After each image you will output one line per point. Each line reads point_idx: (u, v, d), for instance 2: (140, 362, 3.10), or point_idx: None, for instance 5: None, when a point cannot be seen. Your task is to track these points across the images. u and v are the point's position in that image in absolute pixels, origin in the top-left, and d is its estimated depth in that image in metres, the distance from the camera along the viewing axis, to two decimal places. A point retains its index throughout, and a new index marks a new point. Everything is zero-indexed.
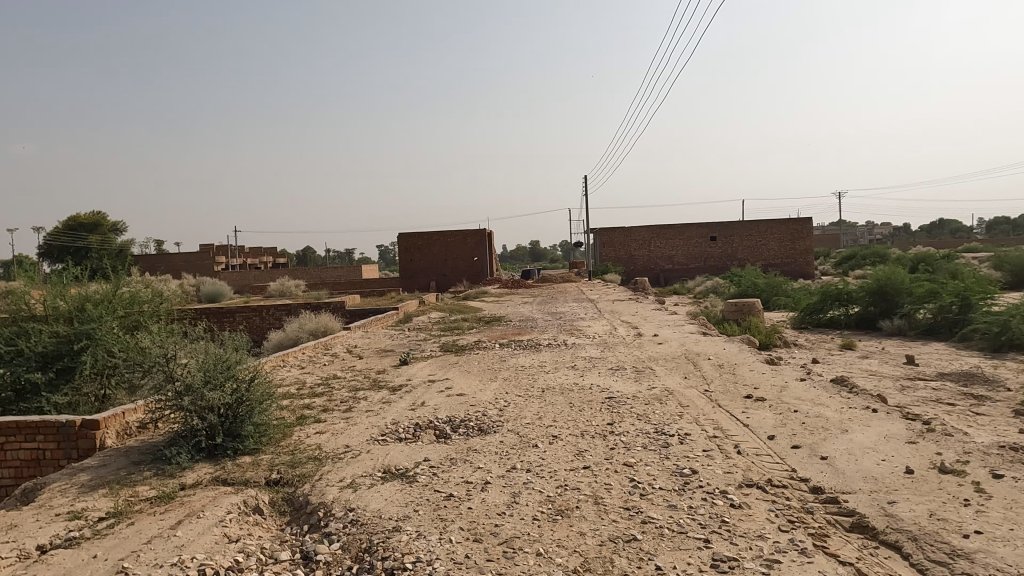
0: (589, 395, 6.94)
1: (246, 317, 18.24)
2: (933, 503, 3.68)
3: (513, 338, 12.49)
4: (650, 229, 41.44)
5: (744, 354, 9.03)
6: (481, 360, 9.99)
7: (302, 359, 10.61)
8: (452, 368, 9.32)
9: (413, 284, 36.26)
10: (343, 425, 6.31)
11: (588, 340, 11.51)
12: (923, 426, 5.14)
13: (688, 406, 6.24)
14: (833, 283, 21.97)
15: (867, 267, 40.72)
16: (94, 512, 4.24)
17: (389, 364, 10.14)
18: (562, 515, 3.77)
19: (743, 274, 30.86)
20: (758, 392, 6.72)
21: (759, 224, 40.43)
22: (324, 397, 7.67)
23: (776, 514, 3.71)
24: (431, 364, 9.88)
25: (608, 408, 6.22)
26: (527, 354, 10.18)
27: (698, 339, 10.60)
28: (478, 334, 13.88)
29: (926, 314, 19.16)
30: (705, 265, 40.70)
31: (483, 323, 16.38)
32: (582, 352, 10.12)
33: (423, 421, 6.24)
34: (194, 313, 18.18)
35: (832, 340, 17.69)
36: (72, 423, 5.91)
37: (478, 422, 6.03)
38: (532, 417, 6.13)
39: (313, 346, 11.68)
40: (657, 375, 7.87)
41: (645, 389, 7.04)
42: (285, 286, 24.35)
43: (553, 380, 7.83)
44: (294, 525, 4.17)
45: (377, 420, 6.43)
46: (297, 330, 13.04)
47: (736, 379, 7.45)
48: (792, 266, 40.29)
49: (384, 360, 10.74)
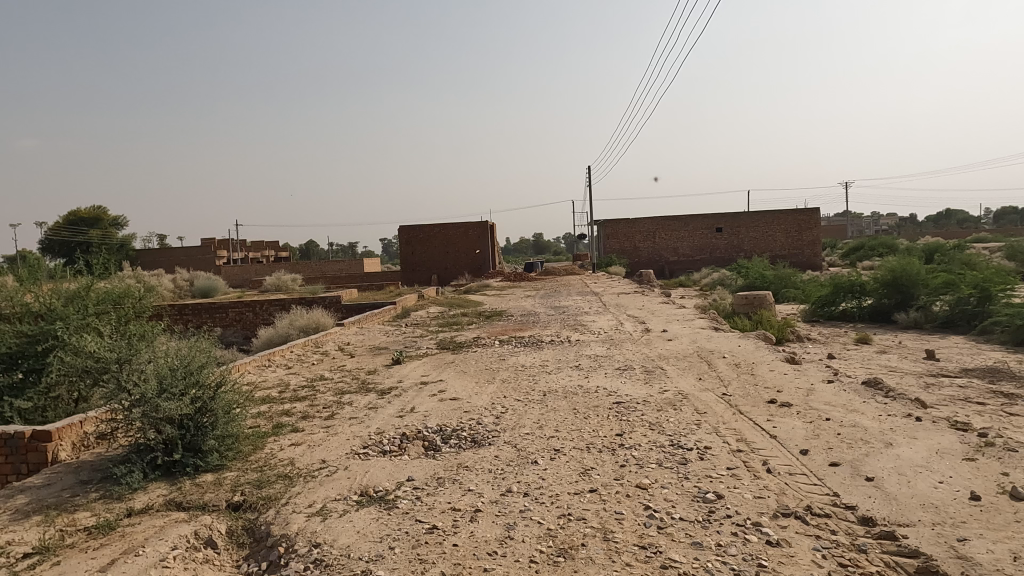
0: (595, 399, 6.31)
1: (239, 312, 17.69)
2: (1014, 543, 3.04)
3: (514, 335, 11.85)
4: (654, 220, 40.65)
5: (762, 352, 8.38)
6: (479, 358, 9.36)
7: (290, 358, 10.02)
8: (447, 368, 8.68)
9: (414, 277, 35.70)
10: (322, 435, 5.69)
11: (592, 337, 10.85)
12: (979, 439, 4.48)
13: (706, 413, 5.59)
14: (846, 274, 21.24)
15: (876, 259, 39.95)
16: (18, 548, 3.63)
17: (382, 364, 9.54)
18: (565, 556, 3.14)
19: (751, 266, 30.11)
20: (782, 396, 6.06)
21: (766, 215, 39.68)
22: (307, 401, 7.06)
23: (823, 555, 3.07)
24: (426, 363, 9.27)
25: (616, 417, 5.58)
26: (528, 352, 9.55)
27: (710, 336, 9.93)
28: (478, 330, 13.24)
29: (943, 306, 18.44)
30: (711, 257, 39.94)
31: (483, 318, 15.74)
32: (587, 349, 9.48)
33: (411, 431, 5.62)
34: (185, 310, 17.61)
35: (847, 334, 16.99)
36: (21, 434, 5.29)
37: (471, 433, 5.41)
38: (531, 426, 5.50)
39: (302, 344, 11.08)
40: (668, 376, 7.22)
41: (656, 393, 6.40)
42: (282, 280, 23.76)
43: (555, 382, 7.20)
44: (251, 562, 3.55)
45: (360, 429, 5.80)
46: (287, 326, 12.46)
47: (756, 380, 6.80)
48: (800, 257, 39.51)
49: (377, 359, 10.12)
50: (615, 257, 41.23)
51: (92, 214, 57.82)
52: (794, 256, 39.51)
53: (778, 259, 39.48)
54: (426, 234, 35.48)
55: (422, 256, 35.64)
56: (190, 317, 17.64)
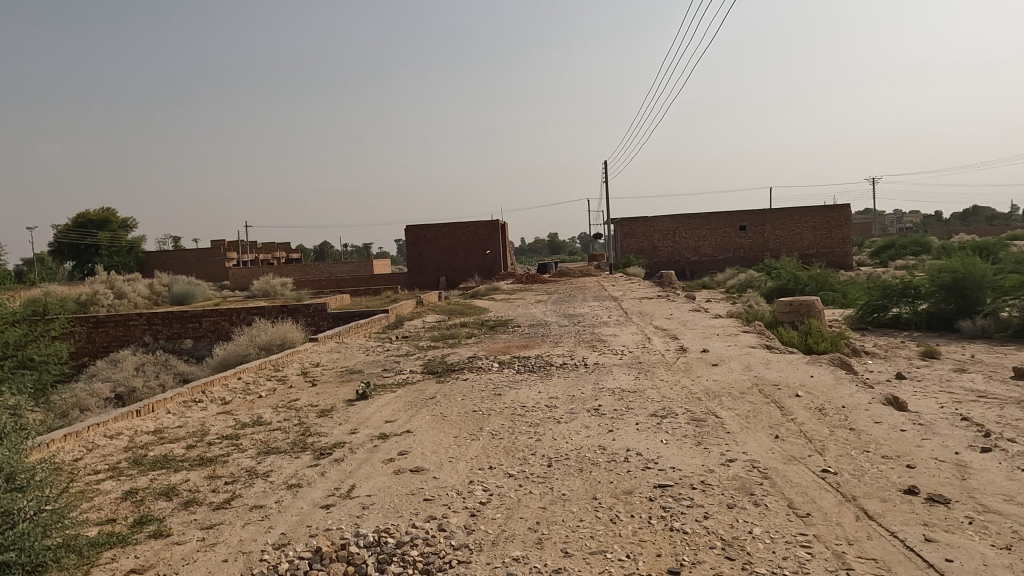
0: (625, 478, 4.14)
1: (214, 321, 15.77)
2: None
3: (517, 354, 9.68)
4: (674, 218, 38.23)
5: (849, 390, 6.14)
6: (467, 392, 7.19)
7: (235, 389, 7.97)
8: (422, 408, 6.52)
9: (422, 279, 33.75)
10: (193, 546, 3.57)
11: (614, 359, 8.64)
12: None
13: (812, 519, 3.39)
14: (896, 277, 18.80)
15: (913, 260, 37.35)
16: None
17: (344, 397, 7.42)
18: None
19: (781, 266, 27.67)
20: (922, 478, 3.86)
21: (793, 212, 37.17)
22: (212, 467, 4.97)
23: None
24: (398, 398, 7.15)
25: (663, 526, 3.40)
26: (531, 383, 7.40)
27: (767, 362, 7.68)
28: (475, 346, 11.08)
29: (1015, 313, 15.98)
30: (735, 257, 37.48)
31: (485, 329, 13.59)
32: (608, 379, 7.28)
33: (331, 544, 3.49)
34: (153, 319, 15.70)
35: (909, 348, 14.61)
36: None
37: (424, 558, 3.25)
38: (523, 542, 3.35)
39: (256, 369, 9.01)
40: (729, 431, 5.02)
41: (717, 467, 4.22)
42: (271, 283, 21.81)
43: (565, 441, 5.03)
44: None
45: (256, 534, 3.69)
46: (246, 343, 10.43)
47: (864, 443, 4.59)
48: (830, 257, 37.03)
49: (342, 389, 8.01)
50: (633, 257, 38.89)
51: (101, 214, 55.76)
52: (824, 255, 36.98)
53: (806, 259, 36.97)
54: (434, 234, 33.49)
55: (430, 258, 33.64)
56: (160, 328, 15.73)
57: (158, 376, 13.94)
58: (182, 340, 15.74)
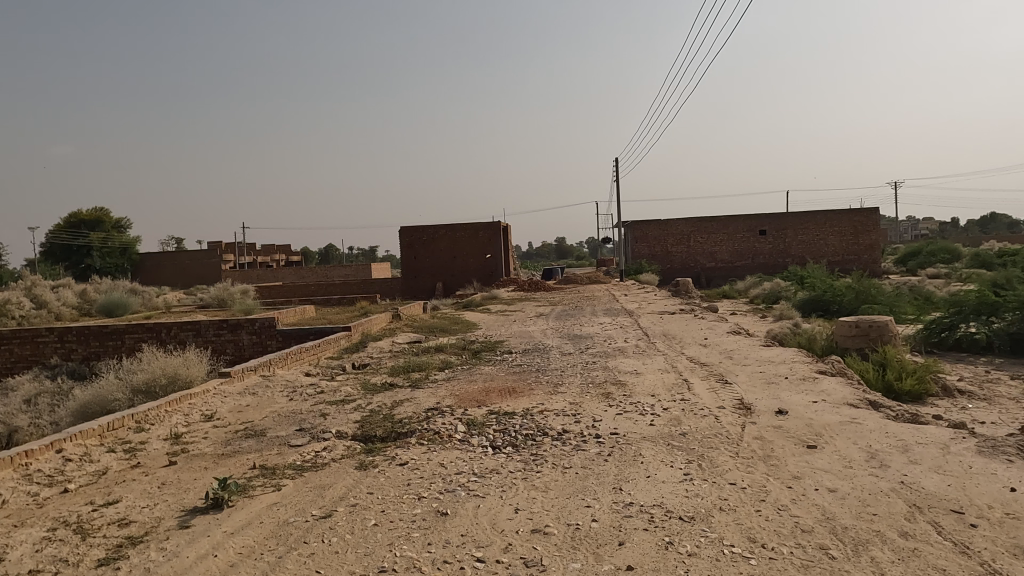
0: None
1: (138, 339, 12.77)
2: None
3: (496, 408, 6.60)
4: (689, 222, 35.06)
5: None
6: (393, 501, 4.11)
7: (30, 478, 4.91)
8: (294, 550, 3.46)
9: (416, 286, 30.76)
10: None
11: (642, 425, 5.55)
12: None
13: None
14: (964, 292, 15.61)
15: (950, 270, 34.28)
16: None
17: (189, 501, 4.37)
18: None
19: (813, 275, 24.45)
20: None
21: (816, 215, 34.03)
22: None
23: None
24: (271, 512, 4.08)
25: None
26: (505, 483, 4.30)
27: (902, 448, 4.55)
28: (442, 387, 8.03)
29: None
30: (755, 264, 34.29)
31: (465, 356, 10.52)
32: (639, 480, 4.19)
33: None
34: (65, 336, 12.75)
35: (1007, 382, 11.42)
36: None
37: None
38: None
39: (101, 431, 5.97)
40: None
41: None
42: (232, 290, 18.83)
43: None
44: None
45: None
46: (118, 384, 7.47)
47: None
48: (858, 264, 33.83)
49: (205, 476, 4.97)
50: (644, 263, 35.71)
51: (93, 214, 53.18)
52: (850, 263, 33.90)
53: (832, 266, 33.80)
54: (431, 235, 30.50)
55: (425, 262, 30.64)
56: (73, 347, 12.79)
57: (51, 409, 10.97)
58: (98, 361, 12.76)
